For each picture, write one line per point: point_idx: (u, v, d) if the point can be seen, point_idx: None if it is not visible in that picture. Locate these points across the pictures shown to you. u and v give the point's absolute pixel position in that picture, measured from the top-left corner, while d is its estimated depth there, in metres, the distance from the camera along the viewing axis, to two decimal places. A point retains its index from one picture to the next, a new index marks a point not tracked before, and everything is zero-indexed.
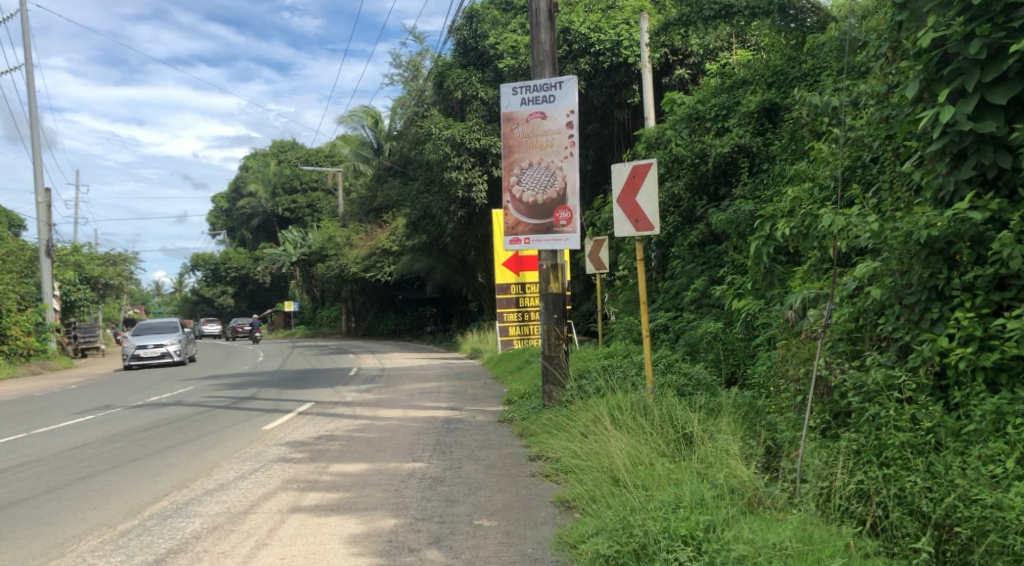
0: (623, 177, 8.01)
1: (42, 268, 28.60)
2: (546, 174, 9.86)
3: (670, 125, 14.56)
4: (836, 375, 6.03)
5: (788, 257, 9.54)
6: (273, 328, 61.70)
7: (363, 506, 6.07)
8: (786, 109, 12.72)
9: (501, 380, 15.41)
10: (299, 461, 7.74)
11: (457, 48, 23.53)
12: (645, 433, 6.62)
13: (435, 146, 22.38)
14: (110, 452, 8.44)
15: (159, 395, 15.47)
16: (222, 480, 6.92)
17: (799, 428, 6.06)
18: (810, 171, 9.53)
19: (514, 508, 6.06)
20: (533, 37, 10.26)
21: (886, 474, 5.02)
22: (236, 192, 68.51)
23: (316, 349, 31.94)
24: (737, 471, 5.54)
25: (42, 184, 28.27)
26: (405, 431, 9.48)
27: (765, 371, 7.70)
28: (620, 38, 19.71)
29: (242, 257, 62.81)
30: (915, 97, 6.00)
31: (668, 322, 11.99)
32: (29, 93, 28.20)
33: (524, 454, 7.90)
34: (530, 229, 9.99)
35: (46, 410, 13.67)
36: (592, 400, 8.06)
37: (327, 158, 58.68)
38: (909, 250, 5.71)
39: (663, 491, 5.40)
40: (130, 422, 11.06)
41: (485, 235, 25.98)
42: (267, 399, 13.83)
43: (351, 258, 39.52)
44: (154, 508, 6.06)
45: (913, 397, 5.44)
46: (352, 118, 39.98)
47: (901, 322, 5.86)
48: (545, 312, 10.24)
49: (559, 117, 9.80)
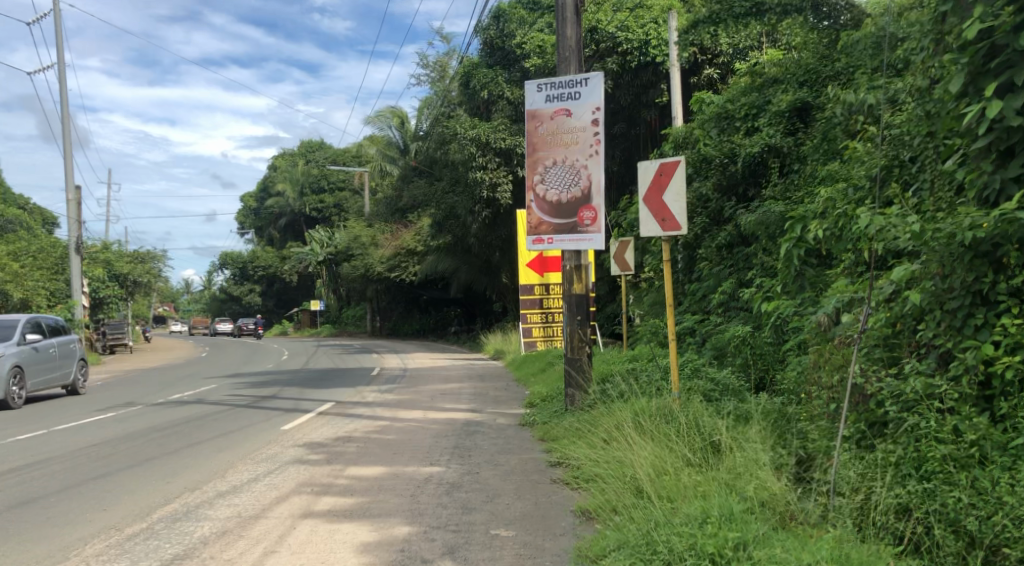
0: (650, 175, 7.75)
1: (71, 264, 28.80)
2: (570, 173, 9.64)
3: (699, 124, 14.23)
4: (872, 383, 5.73)
5: (821, 260, 9.22)
6: (299, 326, 61.96)
7: (377, 512, 5.89)
8: (819, 109, 12.40)
9: (523, 382, 15.19)
10: (315, 463, 7.58)
11: (484, 47, 23.37)
12: (669, 442, 6.37)
13: (460, 145, 22.34)
14: (127, 451, 8.38)
15: (180, 393, 15.43)
16: (234, 482, 6.79)
17: (833, 438, 5.78)
18: (843, 171, 9.22)
19: (532, 517, 5.85)
20: (559, 33, 10.04)
21: (927, 488, 4.75)
22: (264, 192, 69.00)
23: (341, 348, 32.07)
24: (767, 484, 5.28)
25: (73, 181, 28.61)
26: (423, 434, 9.30)
27: (796, 376, 7.42)
28: (648, 36, 19.30)
29: (270, 256, 63.19)
30: (959, 92, 5.68)
31: (693, 326, 11.71)
32: (61, 93, 28.56)
33: (544, 460, 7.68)
34: (553, 229, 9.76)
35: (68, 407, 13.68)
36: (616, 404, 7.82)
37: (355, 158, 58.92)
38: (951, 253, 5.40)
39: (691, 504, 5.16)
40: (148, 421, 11.00)
41: (509, 236, 25.79)
42: (287, 398, 13.72)
43: (377, 258, 39.62)
44: (164, 511, 5.95)
45: (956, 408, 5.13)
46: (378, 119, 40.06)
47: (942, 329, 5.53)
48: (568, 314, 10.00)
49: (585, 115, 9.58)
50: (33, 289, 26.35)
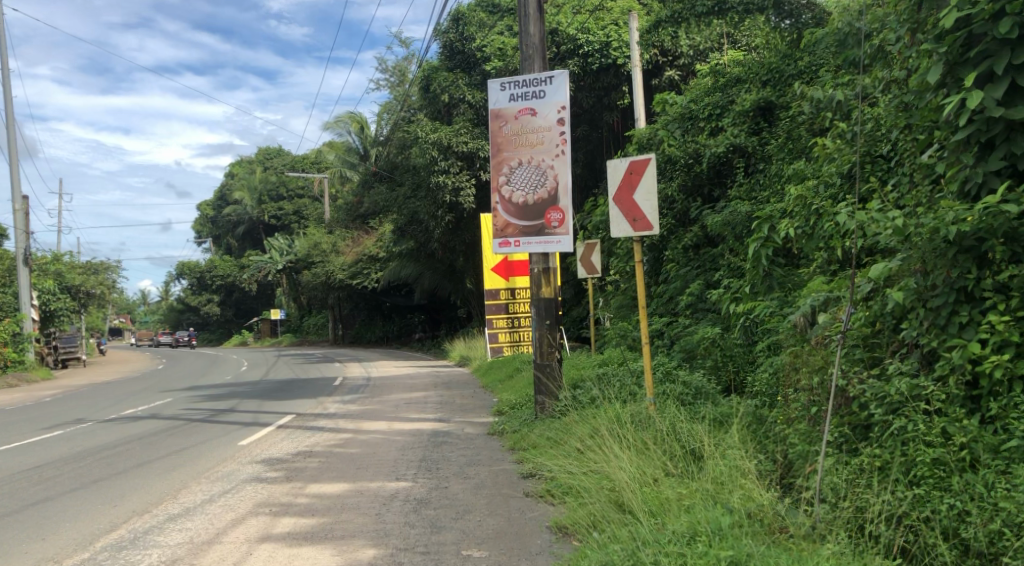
0: (620, 173, 7.51)
1: (19, 277, 27.72)
2: (536, 173, 9.37)
3: (662, 125, 14.09)
4: (855, 385, 5.52)
5: (788, 259, 9.09)
6: (259, 336, 60.79)
7: (340, 534, 5.53)
8: (782, 108, 12.29)
9: (490, 389, 14.88)
10: (274, 481, 7.18)
11: (444, 51, 23.02)
12: (646, 450, 6.13)
13: (422, 149, 21.99)
14: (72, 472, 7.89)
15: (133, 408, 14.79)
16: (187, 504, 6.37)
17: (815, 442, 5.58)
18: (812, 170, 9.08)
19: (506, 535, 5.56)
20: (522, 30, 9.76)
21: (918, 494, 4.60)
22: (222, 200, 67.71)
23: (302, 357, 31.45)
24: (754, 495, 5.06)
25: (19, 191, 27.61)
26: (389, 446, 8.94)
27: (771, 378, 7.23)
28: (608, 38, 19.25)
29: (228, 265, 61.93)
30: (937, 84, 5.52)
31: (662, 328, 11.50)
32: (6, 99, 27.56)
33: (516, 472, 7.38)
34: (520, 232, 9.48)
35: (13, 425, 13.00)
36: (589, 411, 7.54)
37: (314, 164, 58.17)
38: (934, 248, 5.22)
39: (676, 519, 4.94)
40: (97, 439, 10.44)
41: (473, 241, 25.51)
42: (246, 411, 13.21)
43: (338, 265, 39.03)
44: (109, 538, 5.52)
45: (943, 410, 4.96)
46: (337, 125, 39.27)
47: (925, 327, 5.34)
48: (536, 318, 9.71)
49: (550, 114, 9.31)
50: None
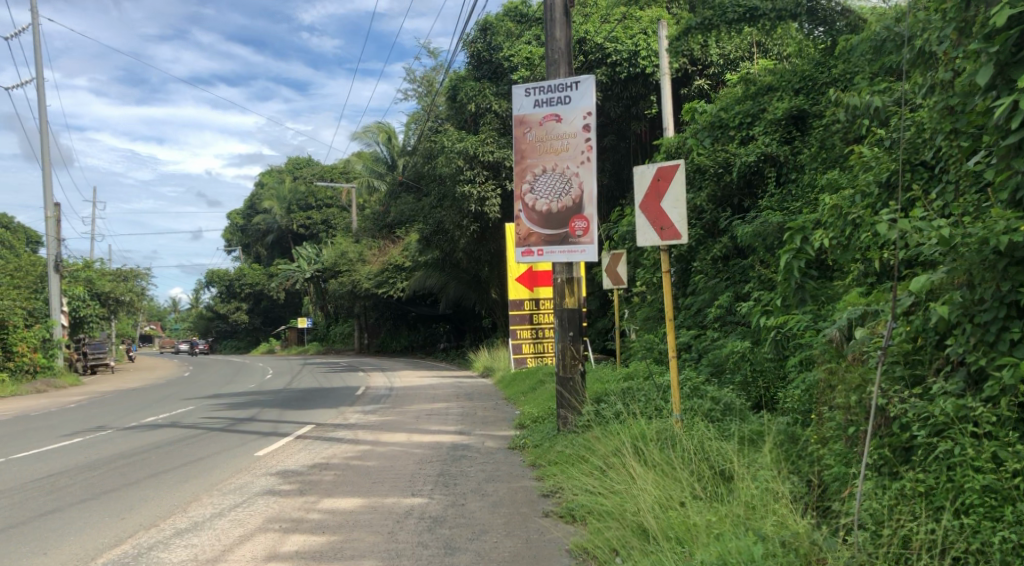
0: (647, 180, 7.25)
1: (50, 283, 28.01)
2: (561, 181, 9.13)
3: (692, 133, 13.71)
4: (896, 404, 5.18)
5: (822, 271, 8.75)
6: (286, 344, 61.02)
7: (349, 554, 5.31)
8: (815, 116, 11.97)
9: (513, 401, 14.64)
10: (287, 495, 6.99)
11: (471, 60, 22.88)
12: (672, 470, 5.82)
13: (447, 159, 21.83)
14: (84, 482, 7.77)
15: (154, 416, 14.73)
16: (195, 518, 6.18)
17: (853, 464, 5.26)
18: (847, 179, 8.75)
19: (523, 559, 5.30)
20: (548, 34, 9.54)
21: (967, 524, 4.32)
22: (251, 209, 68.34)
23: (326, 367, 31.45)
24: (787, 521, 4.75)
25: (51, 198, 27.88)
26: (407, 459, 8.72)
27: (806, 395, 6.90)
28: (637, 47, 18.95)
29: (256, 273, 62.34)
30: (986, 86, 5.20)
31: (689, 341, 11.18)
32: (41, 109, 27.95)
33: (536, 489, 7.12)
34: (543, 241, 9.24)
35: (36, 431, 13.00)
36: (613, 427, 7.26)
37: (342, 174, 58.46)
38: (982, 260, 4.90)
39: (705, 549, 4.65)
40: (115, 447, 10.35)
41: (498, 251, 25.34)
42: (267, 421, 13.07)
43: (364, 274, 39.01)
44: (112, 554, 5.37)
45: (995, 433, 4.63)
46: (365, 134, 39.43)
47: (973, 344, 5.00)
48: (560, 329, 9.43)
49: (576, 120, 9.08)
50: (8, 308, 25.60)
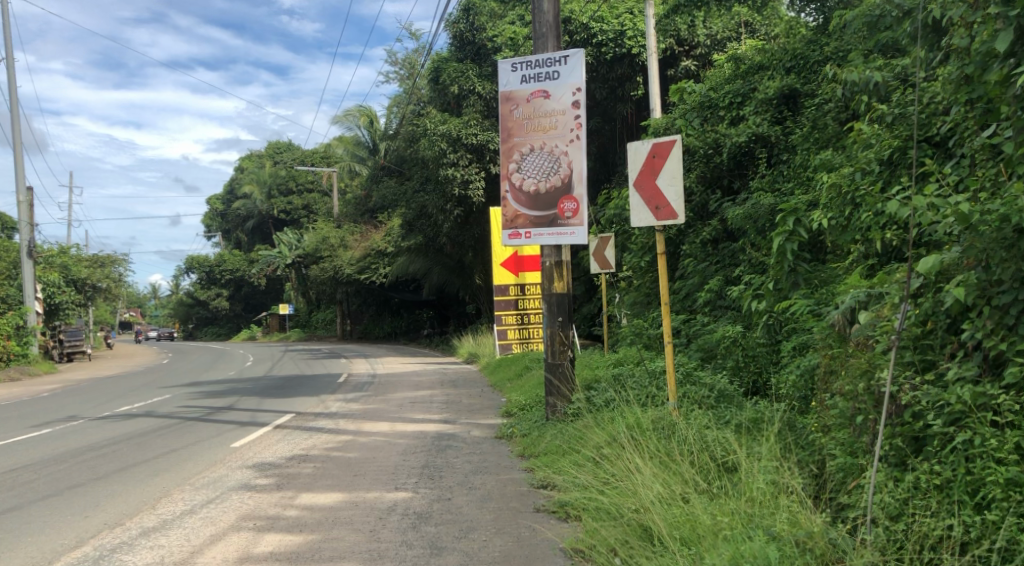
0: (641, 157, 6.91)
1: (24, 269, 27.24)
2: (549, 160, 8.76)
3: (680, 114, 13.37)
4: (907, 391, 4.85)
5: (814, 252, 8.45)
6: (268, 331, 60.35)
7: (327, 555, 4.96)
8: (807, 95, 11.61)
9: (499, 388, 14.28)
10: (263, 489, 6.62)
11: (453, 41, 22.34)
12: (672, 463, 5.51)
13: (430, 142, 21.35)
14: (49, 477, 7.34)
15: (129, 405, 14.25)
16: (164, 517, 5.80)
17: (863, 456, 4.95)
18: (841, 157, 8.42)
19: (514, 560, 4.98)
20: (535, 7, 9.14)
21: (991, 521, 4.03)
22: (232, 195, 67.39)
23: (307, 353, 31.04)
24: (801, 519, 4.44)
25: (23, 181, 27.08)
26: (390, 450, 8.35)
27: (803, 382, 6.61)
28: (623, 28, 18.61)
29: (237, 259, 61.38)
30: (1006, 53, 4.90)
31: (679, 325, 10.87)
32: (12, 91, 27.09)
33: (526, 482, 6.81)
34: (531, 223, 8.88)
35: (4, 422, 12.49)
36: (605, 417, 6.92)
37: (324, 158, 57.67)
38: (1003, 238, 4.59)
39: (715, 554, 4.33)
40: (85, 439, 9.90)
41: (483, 236, 24.94)
42: (244, 410, 12.63)
43: (346, 260, 38.52)
44: (72, 556, 5.01)
45: (1017, 422, 4.32)
46: (346, 118, 38.77)
47: (990, 327, 4.68)
48: (549, 315, 9.09)
49: (564, 96, 8.70)
50: None
